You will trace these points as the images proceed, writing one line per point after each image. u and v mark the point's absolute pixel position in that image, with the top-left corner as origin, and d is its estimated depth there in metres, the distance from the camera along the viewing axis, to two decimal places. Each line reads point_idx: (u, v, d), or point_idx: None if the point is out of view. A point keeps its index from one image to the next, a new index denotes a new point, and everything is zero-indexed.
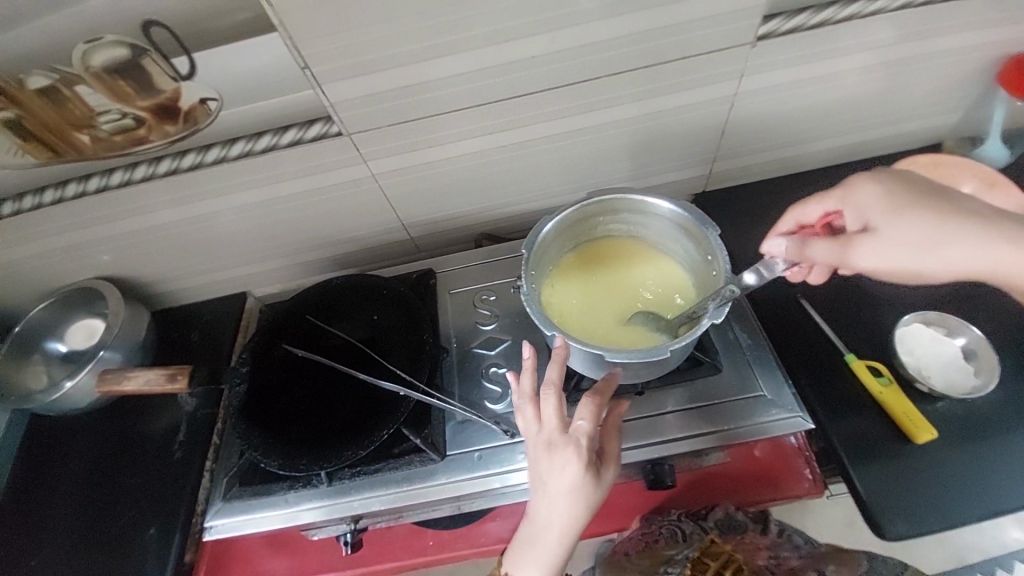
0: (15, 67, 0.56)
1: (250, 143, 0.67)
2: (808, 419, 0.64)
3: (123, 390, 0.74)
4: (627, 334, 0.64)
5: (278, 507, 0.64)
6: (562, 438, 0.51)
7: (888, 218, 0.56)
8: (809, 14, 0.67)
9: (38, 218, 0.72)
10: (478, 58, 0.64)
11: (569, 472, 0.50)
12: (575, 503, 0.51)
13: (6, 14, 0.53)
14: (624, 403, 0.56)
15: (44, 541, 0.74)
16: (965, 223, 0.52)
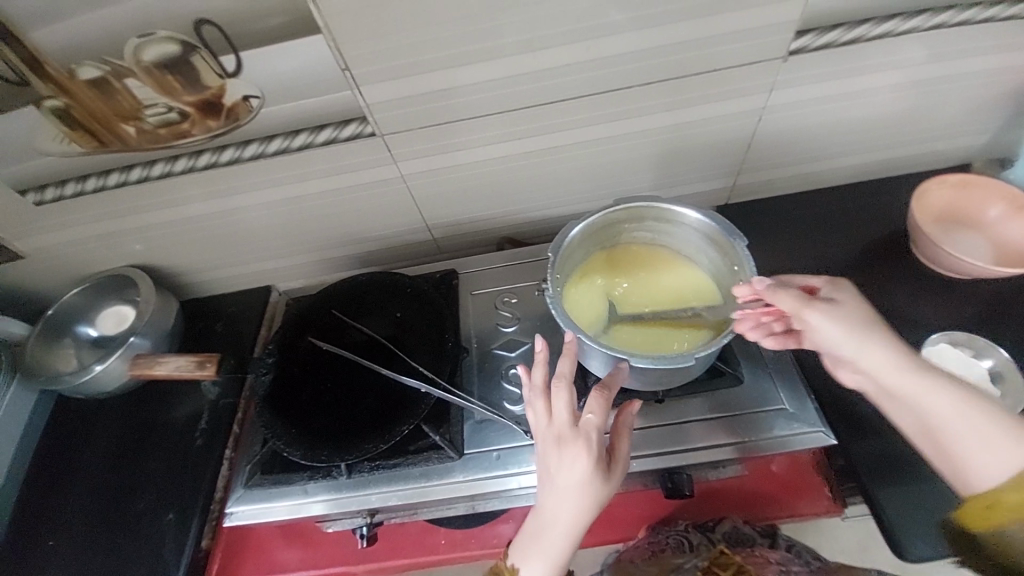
0: (70, 58, 0.58)
1: (286, 141, 0.69)
2: (831, 435, 0.63)
3: (154, 374, 0.76)
4: (637, 342, 0.64)
5: (297, 497, 0.64)
6: (571, 431, 0.51)
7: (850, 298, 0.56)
8: (843, 30, 0.67)
9: (79, 205, 0.75)
10: (512, 64, 0.65)
11: (578, 466, 0.50)
12: (581, 500, 0.50)
13: (65, 8, 0.55)
14: (635, 402, 0.55)
15: (66, 520, 0.75)
16: (889, 353, 0.52)
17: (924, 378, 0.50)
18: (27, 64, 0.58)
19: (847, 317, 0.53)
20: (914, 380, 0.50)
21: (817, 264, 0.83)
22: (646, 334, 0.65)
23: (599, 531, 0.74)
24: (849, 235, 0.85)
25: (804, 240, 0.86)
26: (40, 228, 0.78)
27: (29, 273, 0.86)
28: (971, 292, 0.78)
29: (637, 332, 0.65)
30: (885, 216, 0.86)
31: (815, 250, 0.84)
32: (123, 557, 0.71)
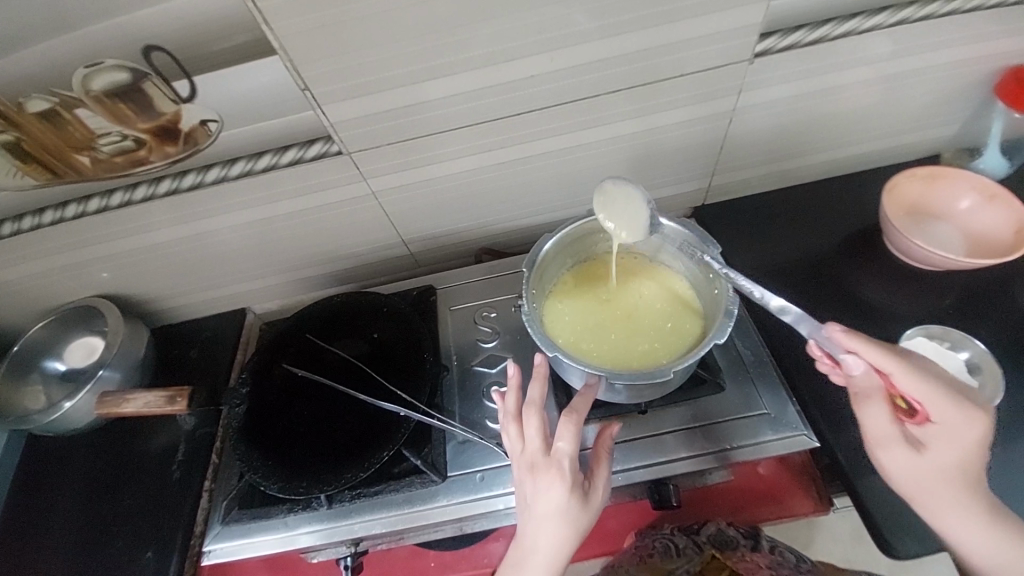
0: (16, 90, 0.56)
1: (250, 163, 0.68)
2: (813, 437, 0.64)
3: (123, 412, 0.74)
4: (602, 350, 0.63)
5: (278, 530, 0.63)
6: (544, 457, 0.52)
7: (955, 443, 0.50)
8: (807, 31, 0.67)
9: (37, 238, 0.72)
10: (478, 77, 0.64)
11: (552, 492, 0.50)
12: (559, 529, 0.50)
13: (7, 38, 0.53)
14: (613, 427, 0.57)
15: (39, 565, 0.73)
16: (944, 501, 0.51)
17: (965, 520, 0.51)
18: None
19: (929, 470, 0.51)
20: (972, 530, 0.51)
21: (795, 262, 0.83)
22: (615, 343, 0.63)
23: (590, 543, 0.74)
24: (825, 232, 0.86)
25: (782, 239, 0.86)
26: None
27: None
28: (945, 284, 0.79)
29: (606, 340, 0.64)
30: (860, 211, 0.87)
31: (792, 248, 0.85)
32: None
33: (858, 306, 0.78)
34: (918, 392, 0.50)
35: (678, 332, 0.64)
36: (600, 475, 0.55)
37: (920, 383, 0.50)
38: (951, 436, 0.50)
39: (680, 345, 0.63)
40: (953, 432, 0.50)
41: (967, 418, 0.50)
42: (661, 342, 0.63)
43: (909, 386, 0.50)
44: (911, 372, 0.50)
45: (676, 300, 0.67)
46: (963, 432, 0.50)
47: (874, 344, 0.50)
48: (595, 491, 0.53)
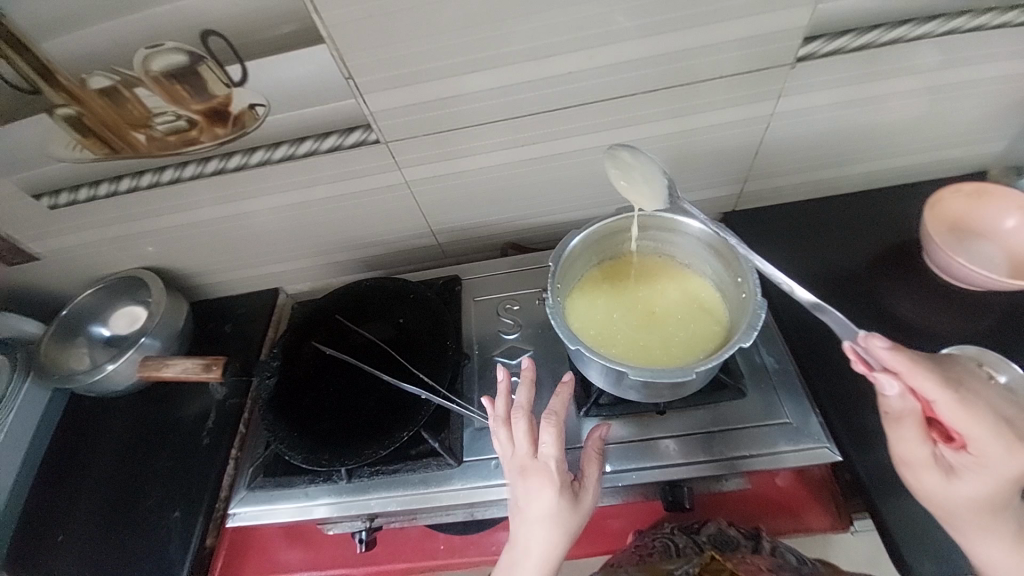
0: (81, 67, 0.60)
1: (293, 147, 0.70)
2: (835, 450, 0.62)
3: (162, 376, 0.78)
4: (622, 349, 0.63)
5: (298, 499, 0.65)
6: (533, 461, 0.54)
7: (989, 475, 0.47)
8: (853, 36, 0.65)
9: (91, 209, 0.77)
10: (516, 72, 0.65)
11: (542, 494, 0.53)
12: (550, 532, 0.52)
13: (77, 15, 0.57)
14: (604, 427, 0.60)
15: (76, 515, 0.77)
16: (966, 520, 0.50)
17: (987, 541, 0.50)
18: (35, 71, 0.59)
19: (957, 492, 0.49)
20: (995, 550, 0.50)
21: (823, 274, 0.82)
22: (636, 343, 0.63)
23: (598, 541, 0.74)
24: (859, 245, 0.84)
25: (814, 249, 0.85)
26: (55, 231, 0.80)
27: (45, 273, 0.88)
28: (986, 306, 0.76)
29: (626, 340, 0.64)
30: (897, 225, 0.84)
31: (822, 259, 0.83)
32: (129, 553, 0.73)
33: (890, 322, 0.76)
34: (959, 420, 0.46)
35: (701, 333, 0.64)
36: (590, 476, 0.57)
37: (960, 411, 0.46)
38: (988, 464, 0.47)
39: (703, 347, 0.63)
40: (991, 462, 0.46)
41: (1010, 453, 0.46)
42: (682, 342, 0.63)
43: (949, 413, 0.46)
44: (954, 402, 0.46)
45: (695, 303, 0.67)
46: (1002, 467, 0.46)
47: (920, 370, 0.46)
48: (584, 494, 0.56)
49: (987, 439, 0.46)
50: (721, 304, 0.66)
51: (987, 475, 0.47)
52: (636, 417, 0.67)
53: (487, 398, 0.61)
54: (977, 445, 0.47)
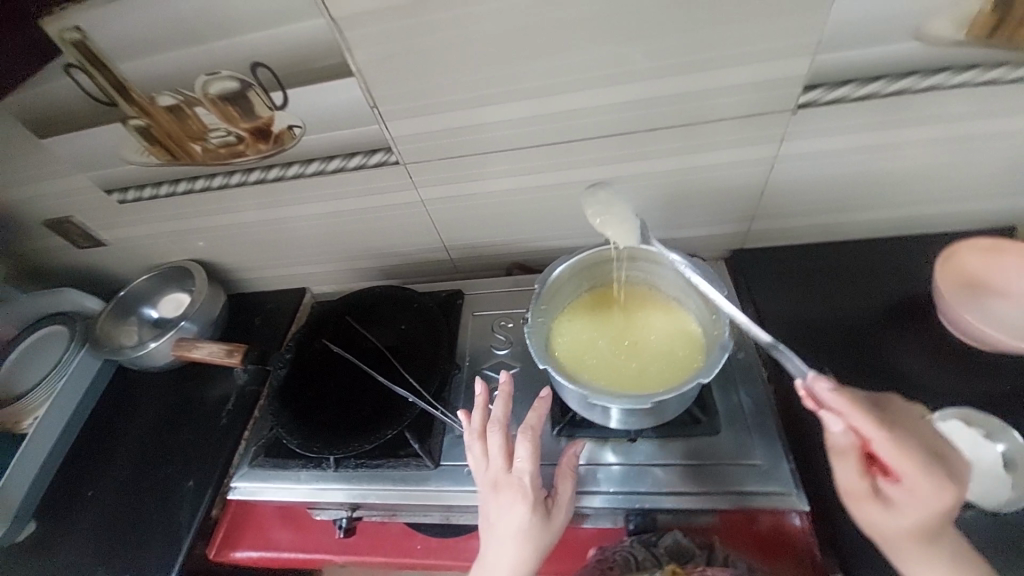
0: (151, 87, 0.69)
1: (323, 164, 0.79)
2: (802, 500, 0.61)
3: (190, 356, 0.88)
4: (593, 372, 0.65)
5: (291, 481, 0.71)
6: (505, 475, 0.56)
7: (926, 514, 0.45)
8: (854, 87, 0.65)
9: (152, 206, 0.88)
10: (523, 107, 0.70)
11: (513, 507, 0.55)
12: (520, 547, 0.53)
13: (145, 44, 0.65)
14: (578, 445, 0.62)
15: (106, 473, 0.87)
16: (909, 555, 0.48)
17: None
18: (114, 86, 0.69)
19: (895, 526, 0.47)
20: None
21: (823, 318, 0.81)
22: (607, 368, 0.66)
23: (563, 560, 0.76)
24: (865, 292, 0.82)
25: (817, 293, 0.84)
26: (123, 222, 0.93)
27: (111, 258, 1.01)
28: (1002, 369, 0.72)
29: (599, 364, 0.66)
30: (909, 276, 0.82)
31: (823, 303, 0.83)
32: (146, 512, 0.81)
33: (893, 375, 0.74)
34: (895, 459, 0.45)
35: (674, 365, 0.65)
36: (563, 494, 0.58)
37: (896, 450, 0.45)
38: (925, 505, 0.45)
39: (673, 379, 0.64)
40: (928, 503, 0.45)
41: (937, 483, 0.44)
42: (653, 372, 0.65)
43: (885, 452, 0.45)
44: (889, 441, 0.45)
45: (673, 336, 0.69)
46: (929, 499, 0.45)
47: (853, 405, 0.46)
48: (557, 510, 0.57)
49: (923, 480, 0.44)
50: (698, 340, 0.67)
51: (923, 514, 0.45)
52: (610, 441, 0.68)
53: (466, 413, 0.64)
54: (913, 485, 0.45)
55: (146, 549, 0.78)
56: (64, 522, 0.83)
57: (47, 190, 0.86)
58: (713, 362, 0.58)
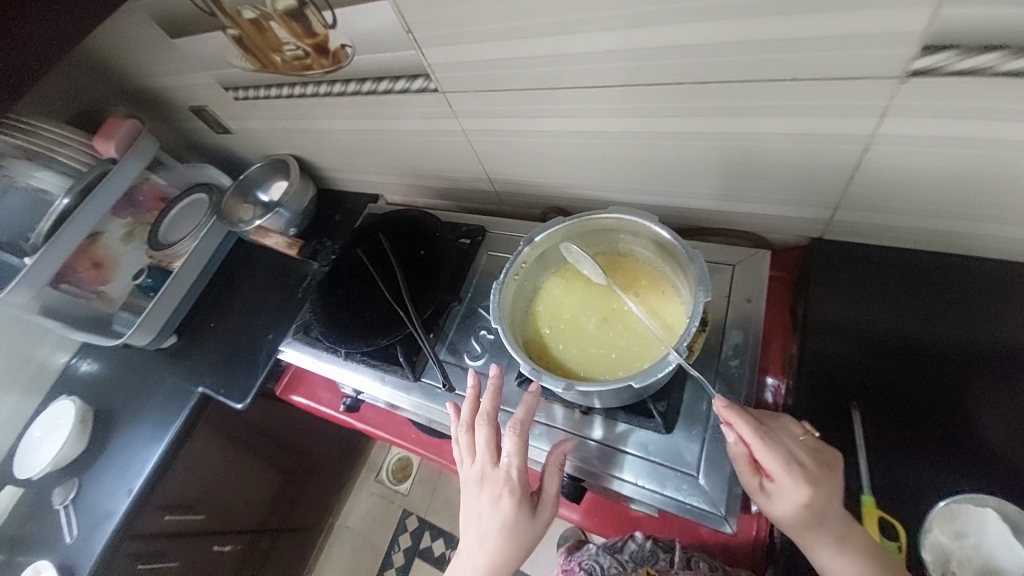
0: (235, 1, 0.77)
1: (374, 84, 0.82)
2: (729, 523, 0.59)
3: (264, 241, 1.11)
4: (559, 337, 0.67)
5: (316, 358, 0.87)
6: (493, 469, 0.57)
7: (797, 504, 0.52)
8: (1004, 55, 0.45)
9: (256, 104, 1.03)
10: (551, 43, 0.63)
11: (499, 501, 0.55)
12: (507, 541, 0.54)
13: None
14: (565, 442, 0.62)
15: (222, 313, 1.18)
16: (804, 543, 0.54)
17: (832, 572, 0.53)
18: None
19: (787, 518, 0.53)
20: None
21: (873, 343, 0.68)
22: (573, 338, 0.67)
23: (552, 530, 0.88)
24: (952, 326, 0.66)
25: (889, 314, 0.69)
26: (239, 116, 1.10)
27: (238, 143, 1.23)
28: None
29: (567, 331, 0.67)
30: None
31: (886, 324, 0.68)
32: (240, 348, 1.11)
33: (940, 434, 0.62)
34: (766, 458, 0.52)
35: (639, 350, 0.63)
36: (550, 489, 0.58)
37: (764, 450, 0.52)
38: (795, 496, 0.51)
39: (633, 362, 0.63)
40: (797, 494, 0.51)
41: (798, 481, 0.51)
42: (616, 351, 0.64)
43: (758, 450, 0.52)
44: (758, 442, 0.52)
45: (655, 318, 0.65)
46: (794, 493, 0.51)
47: (734, 412, 0.53)
48: (543, 506, 0.57)
49: (785, 472, 0.52)
50: (675, 330, 0.63)
51: (797, 503, 0.52)
52: (568, 407, 0.70)
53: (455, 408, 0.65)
54: (783, 479, 0.52)
55: (236, 373, 1.08)
56: (195, 338, 1.17)
57: (185, 82, 1.05)
58: (645, 373, 0.57)
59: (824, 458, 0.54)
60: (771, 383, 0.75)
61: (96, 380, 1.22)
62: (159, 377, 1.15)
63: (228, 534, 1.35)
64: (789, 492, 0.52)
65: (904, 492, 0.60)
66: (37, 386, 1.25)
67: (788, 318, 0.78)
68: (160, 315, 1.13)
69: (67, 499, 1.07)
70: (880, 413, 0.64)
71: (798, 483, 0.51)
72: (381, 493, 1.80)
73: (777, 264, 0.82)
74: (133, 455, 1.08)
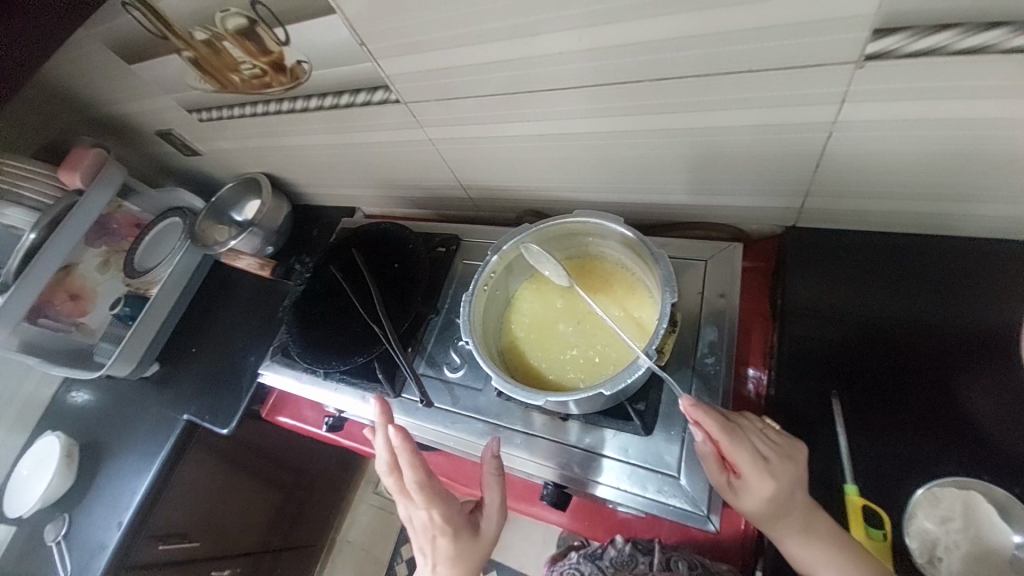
0: (187, 23, 0.76)
1: (336, 99, 0.81)
2: (712, 522, 0.59)
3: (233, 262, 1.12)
4: (533, 345, 0.67)
5: (295, 380, 0.86)
6: (420, 511, 0.57)
7: (762, 498, 0.53)
8: (956, 34, 0.44)
9: (221, 125, 1.01)
10: (504, 48, 0.61)
11: (436, 536, 0.56)
12: (453, 572, 0.55)
13: None
14: (492, 448, 0.59)
15: (203, 338, 1.17)
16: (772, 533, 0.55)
17: (798, 557, 0.55)
18: (162, 23, 0.77)
19: (754, 512, 0.55)
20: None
21: (848, 329, 0.68)
22: (546, 346, 0.66)
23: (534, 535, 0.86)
24: (924, 307, 0.66)
25: (863, 297, 0.69)
26: (206, 137, 1.09)
27: (209, 164, 1.21)
28: None
29: (541, 339, 0.67)
30: (1002, 298, 0.63)
31: (860, 309, 0.68)
32: (223, 371, 1.10)
33: (919, 417, 0.61)
34: (735, 456, 0.54)
35: (611, 354, 0.63)
36: (490, 504, 0.58)
37: (734, 448, 0.54)
38: (760, 490, 0.53)
39: (605, 367, 0.62)
40: (762, 488, 0.53)
41: (764, 476, 0.53)
42: (589, 357, 0.64)
43: (727, 449, 0.54)
44: (727, 440, 0.54)
45: (625, 320, 0.65)
46: (759, 487, 0.53)
47: (704, 415, 0.54)
48: (485, 523, 0.58)
49: (752, 469, 0.53)
50: (647, 332, 0.63)
51: (763, 497, 0.53)
52: (549, 415, 0.69)
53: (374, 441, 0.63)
54: (750, 475, 0.53)
55: (220, 397, 1.06)
56: (177, 365, 1.15)
57: (148, 106, 1.03)
58: (614, 380, 0.57)
59: (782, 450, 0.55)
60: (751, 374, 0.74)
61: (83, 412, 1.20)
62: (144, 406, 1.13)
63: (226, 559, 1.34)
64: (756, 487, 0.53)
65: (888, 480, 0.60)
66: (24, 423, 1.24)
67: (767, 307, 0.78)
68: (139, 344, 1.11)
69: (59, 535, 1.06)
70: (859, 400, 0.64)
71: (762, 478, 0.53)
72: (381, 506, 1.80)
73: (755, 253, 0.81)
74: (122, 487, 1.06)
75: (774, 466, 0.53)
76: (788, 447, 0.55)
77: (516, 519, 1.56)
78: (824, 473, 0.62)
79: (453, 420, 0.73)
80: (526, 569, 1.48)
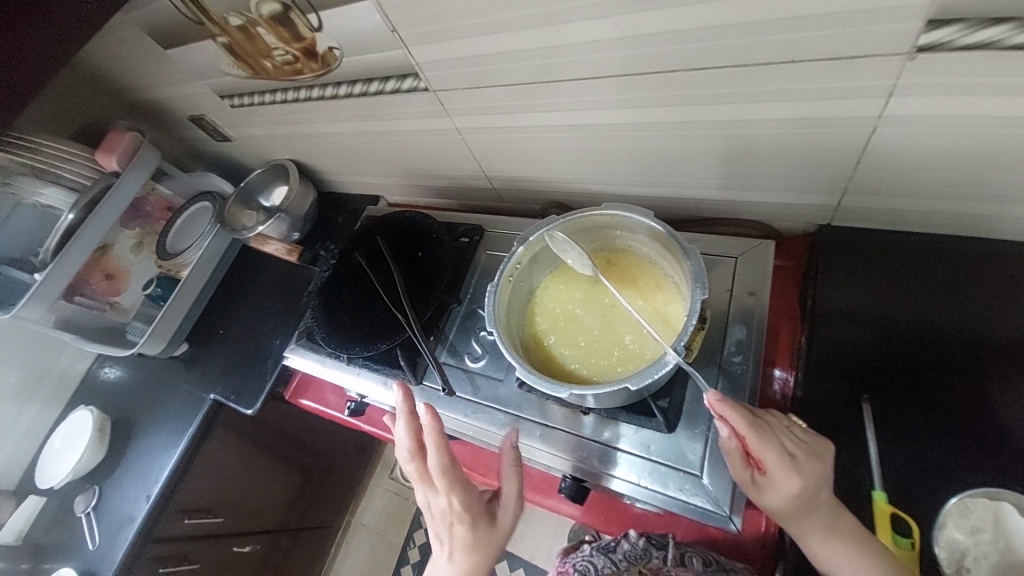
0: (222, 9, 0.77)
1: (365, 86, 0.81)
2: (732, 522, 0.58)
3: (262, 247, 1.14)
4: (557, 337, 0.67)
5: (319, 364, 0.88)
6: (438, 499, 0.57)
7: (787, 496, 0.52)
8: (1013, 28, 0.42)
9: (252, 111, 1.03)
10: (538, 36, 0.60)
11: (453, 524, 0.56)
12: (470, 559, 0.56)
13: None
14: (513, 438, 0.59)
15: (230, 320, 1.20)
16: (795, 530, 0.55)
17: (820, 557, 0.54)
18: (199, 8, 0.78)
19: (779, 509, 0.54)
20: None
21: (883, 332, 0.66)
22: (570, 337, 0.66)
23: None
24: (968, 311, 0.63)
25: (902, 300, 0.66)
26: (237, 123, 1.11)
27: (238, 150, 1.23)
28: None
29: (565, 330, 0.67)
30: None
31: (897, 311, 0.66)
32: (249, 353, 1.13)
33: (956, 426, 0.59)
34: (762, 452, 0.52)
35: (637, 349, 0.62)
36: (507, 494, 0.59)
37: (761, 445, 0.52)
38: (787, 488, 0.52)
39: (630, 362, 0.62)
40: (789, 485, 0.52)
41: (791, 474, 0.52)
42: (614, 351, 0.63)
43: (754, 445, 0.53)
44: (754, 436, 0.52)
45: (653, 315, 0.64)
46: (786, 485, 0.52)
47: (732, 410, 0.52)
48: (501, 512, 0.58)
49: (779, 466, 0.52)
50: (674, 328, 0.62)
51: (790, 495, 0.52)
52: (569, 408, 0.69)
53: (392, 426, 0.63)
54: (777, 472, 0.52)
55: (246, 378, 1.09)
56: (205, 345, 1.19)
57: (182, 92, 1.05)
58: (640, 376, 0.56)
59: (811, 449, 0.53)
60: (778, 375, 0.72)
61: (116, 387, 1.25)
62: (172, 384, 1.17)
63: (247, 535, 1.38)
64: (782, 484, 0.52)
65: (920, 488, 0.58)
66: (59, 395, 1.30)
67: (796, 307, 0.76)
68: (170, 323, 1.15)
69: (89, 506, 1.10)
70: (893, 407, 0.62)
71: (790, 476, 0.52)
72: (396, 491, 1.83)
73: (787, 252, 0.79)
74: (151, 462, 1.10)
75: (803, 464, 0.52)
76: (818, 450, 0.54)
77: (528, 510, 1.57)
78: (851, 478, 0.61)
79: (473, 409, 0.73)
80: (537, 561, 1.49)
